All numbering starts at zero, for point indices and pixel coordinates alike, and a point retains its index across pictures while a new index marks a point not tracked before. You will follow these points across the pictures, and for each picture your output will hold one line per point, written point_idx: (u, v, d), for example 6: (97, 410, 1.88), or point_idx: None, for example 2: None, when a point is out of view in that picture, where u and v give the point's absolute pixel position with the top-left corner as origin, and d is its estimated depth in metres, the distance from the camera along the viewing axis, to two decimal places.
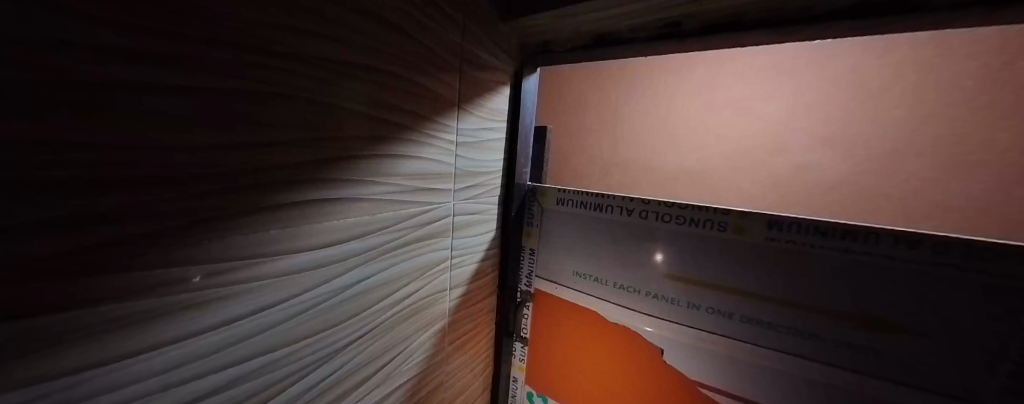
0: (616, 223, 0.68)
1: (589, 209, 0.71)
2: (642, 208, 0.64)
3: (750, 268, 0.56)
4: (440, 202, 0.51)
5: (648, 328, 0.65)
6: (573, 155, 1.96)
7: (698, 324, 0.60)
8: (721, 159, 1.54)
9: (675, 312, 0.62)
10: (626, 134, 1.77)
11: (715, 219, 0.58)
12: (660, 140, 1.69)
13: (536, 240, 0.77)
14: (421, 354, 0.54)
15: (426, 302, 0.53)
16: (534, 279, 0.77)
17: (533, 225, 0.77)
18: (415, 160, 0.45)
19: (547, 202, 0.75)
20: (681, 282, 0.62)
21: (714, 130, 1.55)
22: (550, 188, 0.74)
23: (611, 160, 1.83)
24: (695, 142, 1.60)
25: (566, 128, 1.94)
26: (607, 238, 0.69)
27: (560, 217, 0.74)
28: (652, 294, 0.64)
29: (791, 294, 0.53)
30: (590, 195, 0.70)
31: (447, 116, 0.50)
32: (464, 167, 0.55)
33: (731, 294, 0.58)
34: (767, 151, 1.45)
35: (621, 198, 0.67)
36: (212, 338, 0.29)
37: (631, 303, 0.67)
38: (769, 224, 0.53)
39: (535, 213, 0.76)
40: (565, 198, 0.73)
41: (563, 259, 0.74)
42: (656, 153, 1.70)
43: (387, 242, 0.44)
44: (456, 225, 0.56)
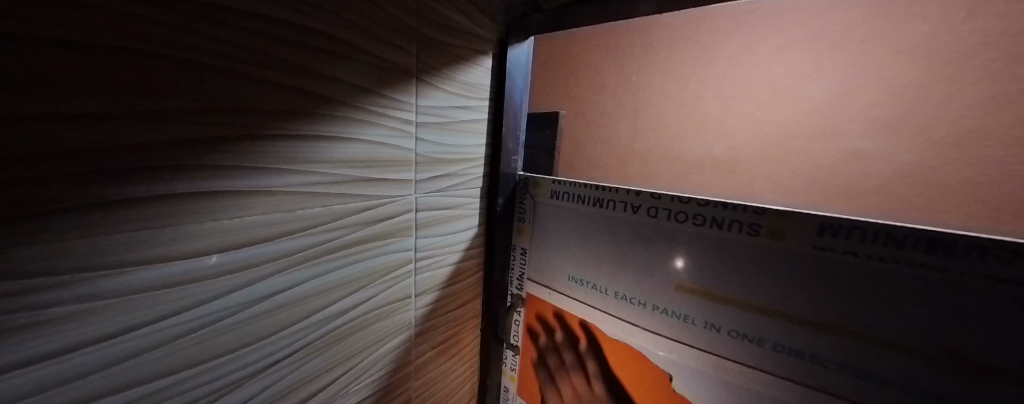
0: (619, 221, 0.57)
1: (587, 204, 0.60)
2: (650, 205, 0.53)
3: (788, 284, 0.43)
4: (397, 196, 0.43)
5: (656, 349, 0.55)
6: (588, 143, 1.81)
7: (716, 349, 0.49)
8: (757, 147, 1.36)
9: (687, 331, 0.51)
10: (647, 120, 1.62)
11: (743, 221, 0.45)
12: (686, 126, 1.52)
13: (527, 238, 0.67)
14: (375, 370, 0.47)
15: (381, 312, 0.46)
16: (525, 282, 0.68)
17: (525, 222, 0.67)
18: (357, 144, 0.37)
19: (540, 195, 0.65)
20: (697, 295, 0.50)
21: (750, 114, 1.36)
22: (544, 178, 0.64)
23: (629, 148, 1.68)
24: (727, 128, 1.42)
25: (581, 113, 1.80)
26: (608, 239, 0.58)
27: (554, 212, 0.64)
28: (659, 309, 0.54)
29: (843, 319, 0.40)
30: (588, 187, 0.60)
31: (405, 91, 0.42)
32: (428, 153, 0.46)
33: (761, 314, 0.46)
34: (815, 137, 1.24)
35: (625, 191, 0.55)
36: (83, 359, 0.23)
37: (635, 317, 0.56)
38: (820, 228, 0.40)
39: (527, 207, 0.66)
40: (560, 190, 0.63)
41: (557, 261, 0.64)
42: (681, 141, 1.53)
43: (321, 243, 0.37)
44: (420, 223, 0.48)
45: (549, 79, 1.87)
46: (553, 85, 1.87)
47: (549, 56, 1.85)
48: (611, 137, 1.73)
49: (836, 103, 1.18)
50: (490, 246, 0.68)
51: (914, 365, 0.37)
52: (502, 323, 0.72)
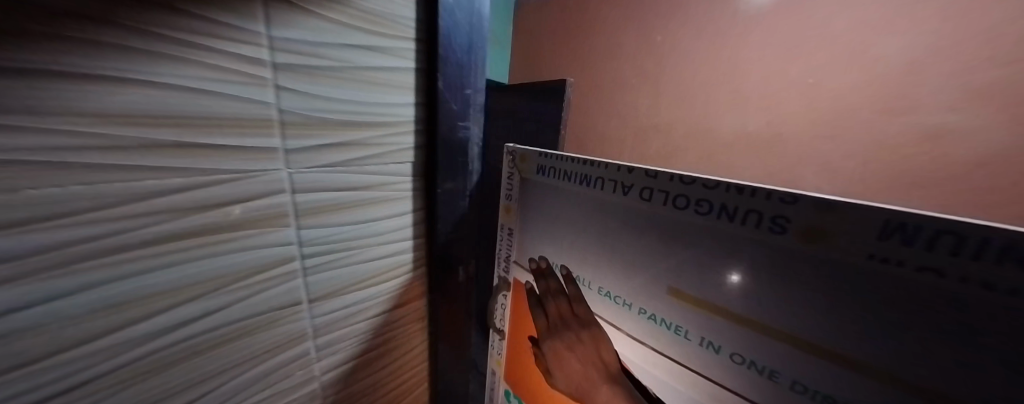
0: (605, 202, 0.44)
1: (573, 183, 0.47)
2: (642, 184, 0.39)
3: (829, 312, 0.29)
4: (259, 169, 0.31)
5: (646, 366, 0.44)
6: (601, 116, 1.60)
7: (716, 376, 0.38)
8: (809, 124, 1.07)
9: (680, 347, 0.40)
10: (670, 90, 1.36)
11: (764, 214, 0.31)
12: (718, 97, 1.24)
13: (512, 217, 0.59)
14: (284, 377, 0.39)
15: (267, 319, 0.36)
16: (511, 266, 0.60)
17: (511, 200, 0.58)
18: (153, 91, 0.25)
19: (526, 171, 0.54)
20: (695, 305, 0.38)
21: (801, 81, 1.06)
22: (530, 150, 0.52)
23: (648, 122, 1.44)
24: (771, 99, 1.13)
25: (596, 83, 1.58)
26: (591, 223, 0.47)
27: (535, 186, 0.53)
28: (647, 315, 0.43)
29: (913, 373, 0.26)
30: (577, 161, 0.46)
31: (247, 15, 0.28)
32: (292, 113, 0.32)
33: (781, 343, 0.32)
34: (896, 108, 0.92)
35: (614, 167, 0.42)
36: None
37: (619, 320, 0.46)
38: (897, 230, 0.24)
39: (507, 178, 0.56)
40: (547, 163, 0.51)
41: (539, 249, 0.55)
42: (711, 116, 1.27)
43: (112, 236, 0.25)
44: (299, 210, 0.35)
45: (561, 45, 1.66)
46: (565, 51, 1.65)
47: (561, 16, 1.63)
48: (625, 110, 1.50)
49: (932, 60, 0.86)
50: (432, 242, 0.50)
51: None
52: (489, 305, 0.67)
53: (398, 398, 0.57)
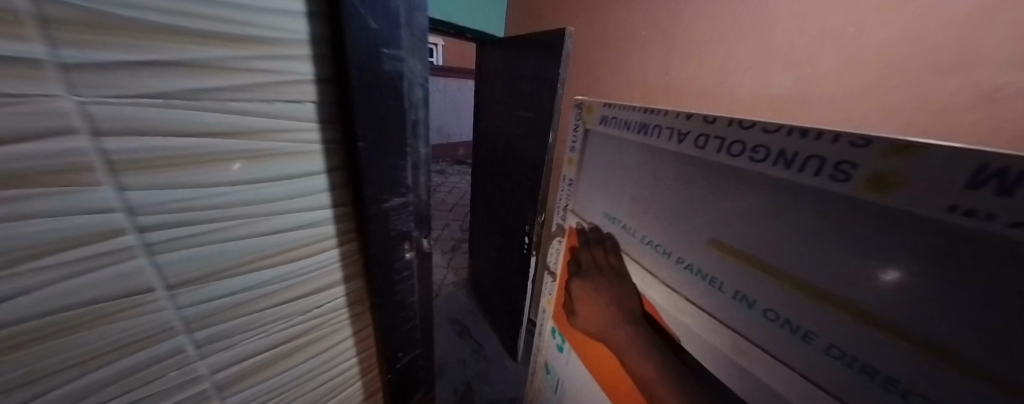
0: (664, 148, 0.63)
1: (634, 133, 0.71)
2: (698, 132, 0.56)
3: (801, 242, 0.44)
4: (14, 94, 0.20)
5: (664, 291, 0.67)
6: (610, 77, 1.51)
7: (705, 303, 0.59)
8: (842, 91, 0.88)
9: (678, 275, 0.63)
10: (686, 49, 1.22)
11: (801, 155, 0.43)
12: (741, 58, 1.08)
13: (575, 168, 0.90)
14: (159, 375, 0.34)
15: (110, 306, 0.29)
16: (568, 213, 0.95)
17: (575, 153, 0.90)
18: None
19: (591, 121, 0.85)
20: (716, 252, 0.55)
21: (845, 35, 0.87)
22: (598, 106, 0.82)
23: (659, 82, 1.32)
24: (802, 59, 0.95)
25: (607, 43, 1.48)
26: (646, 171, 0.68)
27: (603, 142, 0.81)
28: (665, 252, 0.65)
29: (842, 291, 0.41)
30: (637, 115, 0.70)
31: None
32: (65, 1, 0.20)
33: (768, 281, 0.49)
34: (959, 79, 0.72)
35: (672, 115, 0.61)
36: None
37: (642, 252, 0.71)
38: (851, 165, 0.38)
39: (581, 136, 0.87)
40: (609, 117, 0.78)
41: (597, 194, 0.83)
42: (728, 79, 1.12)
43: None
44: (112, 164, 0.25)
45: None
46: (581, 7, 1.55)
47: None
48: (636, 70, 1.39)
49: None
50: (358, 213, 0.40)
51: (927, 373, 0.35)
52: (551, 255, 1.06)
53: (340, 376, 0.52)
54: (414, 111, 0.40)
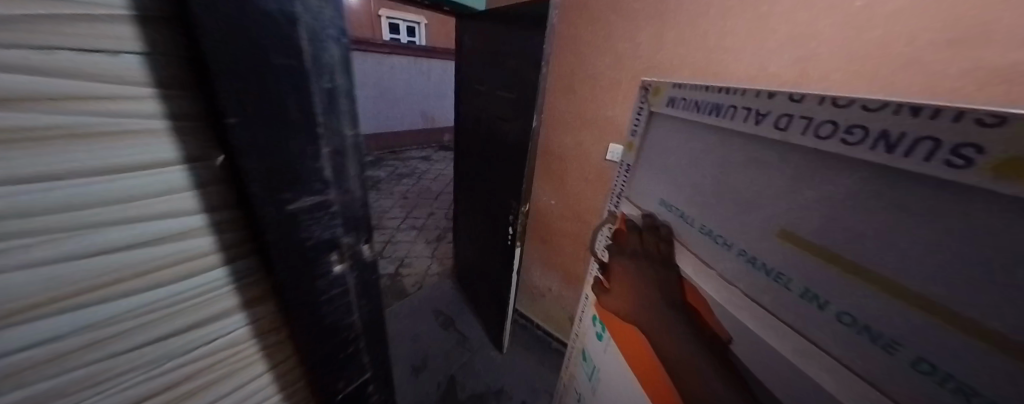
0: (736, 129, 0.54)
1: (701, 113, 0.62)
2: (779, 112, 0.46)
3: (903, 236, 0.35)
4: None
5: (716, 292, 0.59)
6: (595, 55, 1.39)
7: (757, 293, 0.52)
8: (845, 63, 0.86)
9: (733, 267, 0.56)
10: (683, 20, 1.13)
11: (912, 136, 0.33)
12: (741, 30, 1.01)
13: (634, 154, 0.84)
14: None
15: None
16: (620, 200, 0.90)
17: (635, 136, 0.84)
18: None
19: (656, 103, 0.76)
20: (787, 243, 0.46)
21: (851, 3, 0.83)
22: (663, 85, 0.74)
23: (649, 61, 1.24)
24: (806, 29, 0.90)
25: (595, 11, 1.33)
26: (712, 156, 0.59)
27: (663, 125, 0.74)
28: (724, 243, 0.57)
29: (950, 298, 0.32)
30: (703, 93, 0.61)
31: None
32: None
33: (846, 273, 0.40)
34: (958, 52, 0.72)
35: (745, 91, 0.52)
36: None
37: (694, 243, 0.64)
38: (965, 144, 0.29)
39: (645, 118, 0.80)
40: (677, 97, 0.69)
41: (651, 184, 0.76)
42: (727, 52, 1.06)
43: None
44: None
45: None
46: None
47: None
48: (624, 47, 1.29)
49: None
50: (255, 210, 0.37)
51: None
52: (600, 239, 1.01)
53: None
54: (318, 95, 0.36)
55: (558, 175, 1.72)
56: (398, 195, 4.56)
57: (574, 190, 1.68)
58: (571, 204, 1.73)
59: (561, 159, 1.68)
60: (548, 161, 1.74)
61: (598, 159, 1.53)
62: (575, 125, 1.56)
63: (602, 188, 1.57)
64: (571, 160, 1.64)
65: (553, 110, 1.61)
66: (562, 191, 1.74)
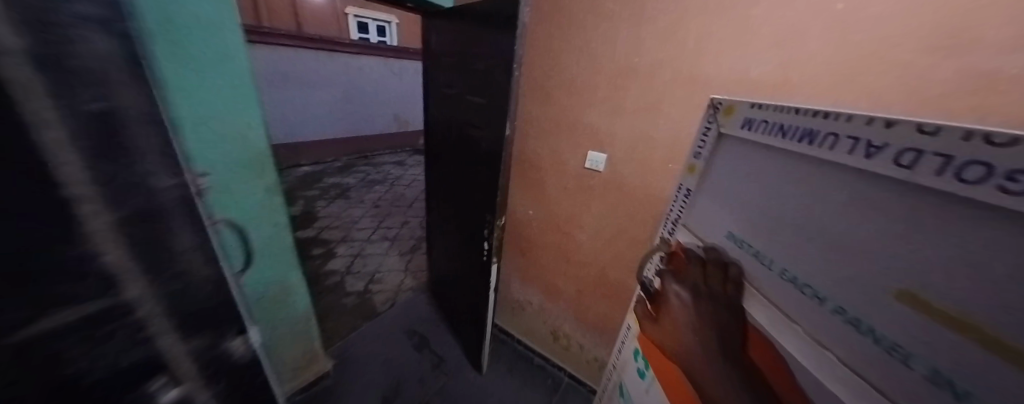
0: (818, 157, 0.48)
1: (772, 136, 0.57)
2: (868, 139, 0.41)
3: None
4: None
5: (790, 344, 0.51)
6: (570, 57, 1.30)
7: (862, 369, 0.42)
8: (827, 68, 0.82)
9: (827, 326, 0.47)
10: (660, 21, 1.06)
11: (997, 169, 0.29)
12: (721, 32, 0.96)
13: (697, 177, 0.80)
14: None
15: None
16: (678, 228, 0.85)
17: (699, 159, 0.80)
18: None
19: (727, 125, 0.70)
20: (903, 303, 0.38)
21: (832, 6, 0.79)
22: (739, 104, 0.67)
23: (626, 64, 1.17)
24: (787, 32, 0.86)
25: (569, 11, 1.24)
26: (791, 183, 0.53)
27: (735, 147, 0.68)
28: (813, 295, 0.49)
29: None
30: (779, 114, 0.56)
31: None
32: None
33: (969, 340, 0.32)
34: (942, 58, 0.68)
35: (816, 115, 0.48)
36: None
37: (774, 290, 0.55)
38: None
39: (714, 137, 0.75)
40: (752, 118, 0.63)
41: (719, 214, 0.70)
42: (707, 57, 1.00)
43: None
44: None
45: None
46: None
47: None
48: (600, 49, 1.21)
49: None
50: None
51: None
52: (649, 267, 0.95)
53: None
54: None
55: (536, 185, 1.62)
56: (370, 204, 4.30)
57: (553, 200, 1.59)
58: (550, 214, 1.63)
59: (538, 168, 1.58)
60: (525, 169, 1.63)
61: (576, 168, 1.44)
62: (551, 132, 1.46)
63: (581, 198, 1.48)
64: (548, 169, 1.54)
65: (529, 115, 1.51)
66: (541, 202, 1.64)
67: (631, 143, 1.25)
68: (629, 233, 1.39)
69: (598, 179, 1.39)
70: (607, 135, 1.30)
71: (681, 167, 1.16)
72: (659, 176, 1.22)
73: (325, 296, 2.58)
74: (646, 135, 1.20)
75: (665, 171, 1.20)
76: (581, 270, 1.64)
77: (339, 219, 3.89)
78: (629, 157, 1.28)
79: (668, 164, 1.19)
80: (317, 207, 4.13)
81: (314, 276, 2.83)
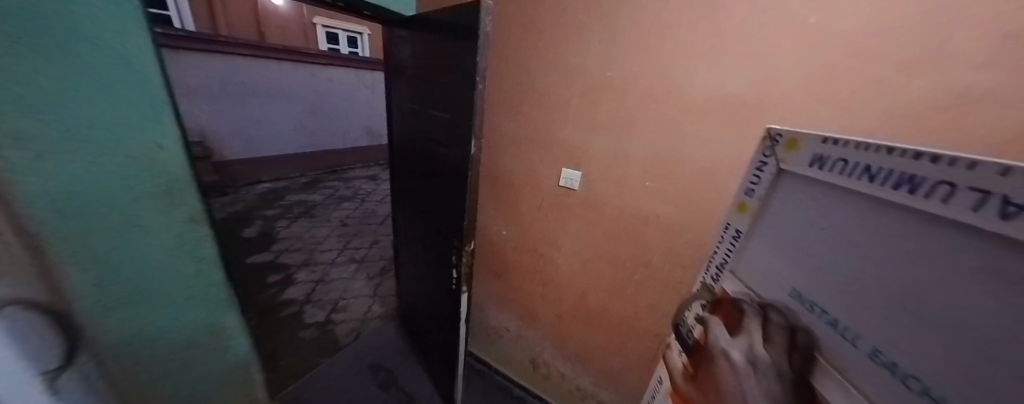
0: (926, 211, 0.36)
1: (856, 179, 0.44)
2: (1002, 195, 0.29)
3: None
4: None
5: None
6: (539, 69, 1.22)
7: None
8: (802, 84, 0.80)
9: None
10: (633, 34, 1.01)
11: None
12: (696, 46, 0.92)
13: (751, 218, 0.67)
14: None
15: None
16: (726, 275, 0.72)
17: (754, 197, 0.67)
18: None
19: (791, 159, 0.59)
20: None
21: (803, 22, 0.77)
22: (805, 135, 0.55)
23: (598, 77, 1.11)
24: (760, 47, 0.83)
25: (538, 22, 1.17)
26: (886, 239, 0.40)
27: (799, 185, 0.56)
28: (916, 388, 0.36)
29: None
30: (859, 150, 0.44)
31: None
32: None
33: None
34: (911, 75, 0.68)
35: (920, 157, 0.36)
36: None
37: (858, 369, 0.42)
38: None
39: (770, 173, 0.63)
40: (824, 153, 0.51)
41: (781, 266, 0.57)
42: (681, 71, 0.96)
43: None
44: None
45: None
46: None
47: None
48: (571, 62, 1.15)
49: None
50: None
51: None
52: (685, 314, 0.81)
53: None
54: None
55: (509, 204, 1.51)
56: (336, 222, 3.98)
57: (527, 220, 1.48)
58: (526, 235, 1.52)
59: (510, 186, 1.47)
60: (497, 187, 1.52)
61: (551, 186, 1.35)
62: (523, 148, 1.37)
63: (558, 218, 1.39)
64: (522, 187, 1.44)
65: (499, 130, 1.41)
66: (515, 222, 1.53)
67: (608, 160, 1.18)
68: (608, 254, 1.31)
69: (574, 198, 1.31)
70: (582, 151, 1.23)
71: (659, 186, 1.10)
72: (637, 195, 1.15)
73: (278, 331, 2.28)
74: (622, 151, 1.14)
75: (643, 189, 1.14)
76: (559, 294, 1.53)
77: (299, 241, 3.54)
78: (605, 175, 1.20)
79: (645, 182, 1.12)
80: (275, 227, 3.75)
81: (265, 308, 2.50)
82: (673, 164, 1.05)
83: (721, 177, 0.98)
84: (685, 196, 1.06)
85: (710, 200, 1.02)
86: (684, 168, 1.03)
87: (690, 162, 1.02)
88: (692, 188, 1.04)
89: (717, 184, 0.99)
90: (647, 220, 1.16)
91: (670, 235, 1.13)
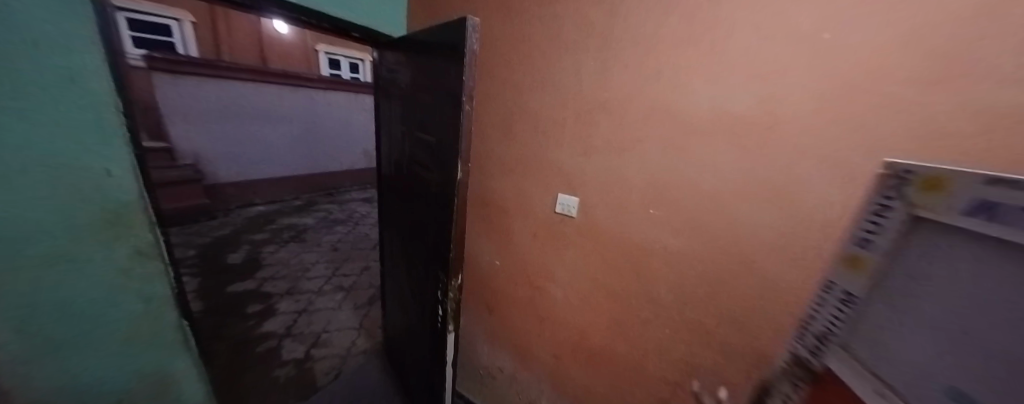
0: None
1: (995, 225, 0.43)
2: None
3: None
4: None
5: None
6: (531, 90, 1.17)
7: None
8: (817, 103, 0.73)
9: None
10: (629, 54, 0.96)
11: None
12: (697, 65, 0.86)
13: (866, 274, 0.64)
14: None
15: None
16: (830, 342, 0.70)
17: (872, 251, 0.64)
18: None
19: (925, 204, 0.54)
20: None
21: (816, 37, 0.71)
22: (951, 174, 0.50)
23: (593, 98, 1.05)
24: (768, 65, 0.77)
25: (530, 43, 1.13)
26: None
27: (942, 236, 0.51)
28: None
29: None
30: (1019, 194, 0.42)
31: None
32: None
33: None
34: (945, 94, 0.60)
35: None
36: None
37: None
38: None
39: (897, 218, 0.59)
40: (989, 200, 0.45)
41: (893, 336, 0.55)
42: (683, 91, 0.89)
43: None
44: None
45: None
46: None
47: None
48: (563, 82, 1.09)
49: (1011, 9, 0.54)
50: None
51: None
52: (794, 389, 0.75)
53: None
54: None
55: (502, 231, 1.40)
56: (326, 247, 3.82)
57: (521, 249, 1.37)
58: (519, 265, 1.39)
59: (502, 212, 1.37)
60: (489, 213, 1.42)
61: (546, 212, 1.25)
62: (515, 171, 1.29)
63: (553, 247, 1.27)
64: (515, 213, 1.34)
65: (491, 153, 1.33)
66: (508, 250, 1.41)
67: (606, 185, 1.09)
68: (610, 288, 1.18)
69: (571, 225, 1.20)
70: (578, 176, 1.14)
71: (662, 213, 1.00)
72: (639, 223, 1.05)
73: (250, 369, 2.08)
74: (621, 176, 1.05)
75: (646, 217, 1.04)
76: (556, 331, 1.38)
77: (286, 267, 3.38)
78: (603, 201, 1.11)
79: (648, 209, 1.03)
80: (262, 252, 3.60)
81: (241, 341, 2.31)
82: (677, 190, 0.96)
83: (731, 204, 0.88)
84: (692, 225, 0.96)
85: (720, 230, 0.91)
86: (690, 194, 0.94)
87: (696, 188, 0.93)
88: (699, 216, 0.94)
89: (727, 212, 0.89)
90: (651, 250, 1.05)
91: (677, 267, 1.02)
